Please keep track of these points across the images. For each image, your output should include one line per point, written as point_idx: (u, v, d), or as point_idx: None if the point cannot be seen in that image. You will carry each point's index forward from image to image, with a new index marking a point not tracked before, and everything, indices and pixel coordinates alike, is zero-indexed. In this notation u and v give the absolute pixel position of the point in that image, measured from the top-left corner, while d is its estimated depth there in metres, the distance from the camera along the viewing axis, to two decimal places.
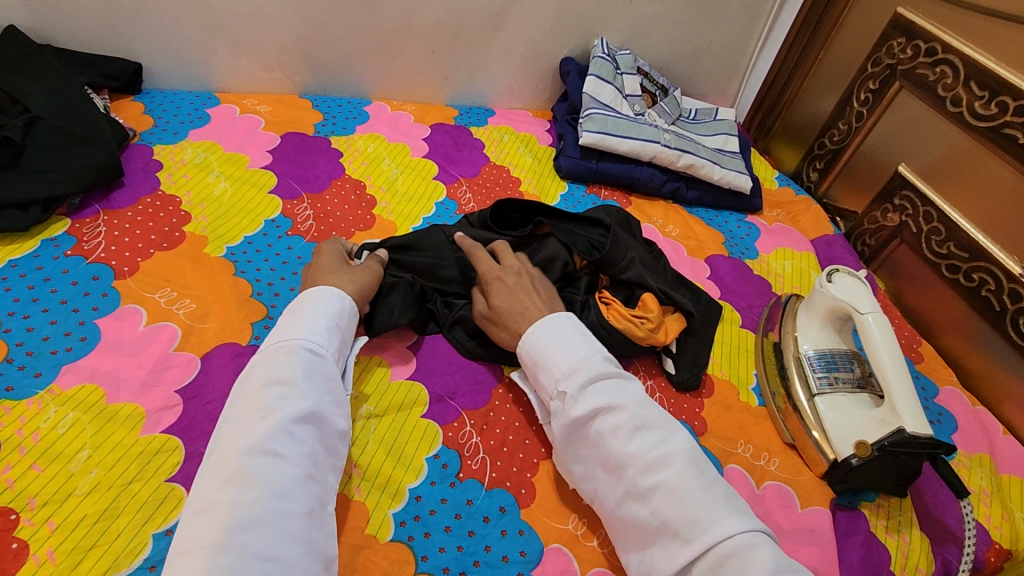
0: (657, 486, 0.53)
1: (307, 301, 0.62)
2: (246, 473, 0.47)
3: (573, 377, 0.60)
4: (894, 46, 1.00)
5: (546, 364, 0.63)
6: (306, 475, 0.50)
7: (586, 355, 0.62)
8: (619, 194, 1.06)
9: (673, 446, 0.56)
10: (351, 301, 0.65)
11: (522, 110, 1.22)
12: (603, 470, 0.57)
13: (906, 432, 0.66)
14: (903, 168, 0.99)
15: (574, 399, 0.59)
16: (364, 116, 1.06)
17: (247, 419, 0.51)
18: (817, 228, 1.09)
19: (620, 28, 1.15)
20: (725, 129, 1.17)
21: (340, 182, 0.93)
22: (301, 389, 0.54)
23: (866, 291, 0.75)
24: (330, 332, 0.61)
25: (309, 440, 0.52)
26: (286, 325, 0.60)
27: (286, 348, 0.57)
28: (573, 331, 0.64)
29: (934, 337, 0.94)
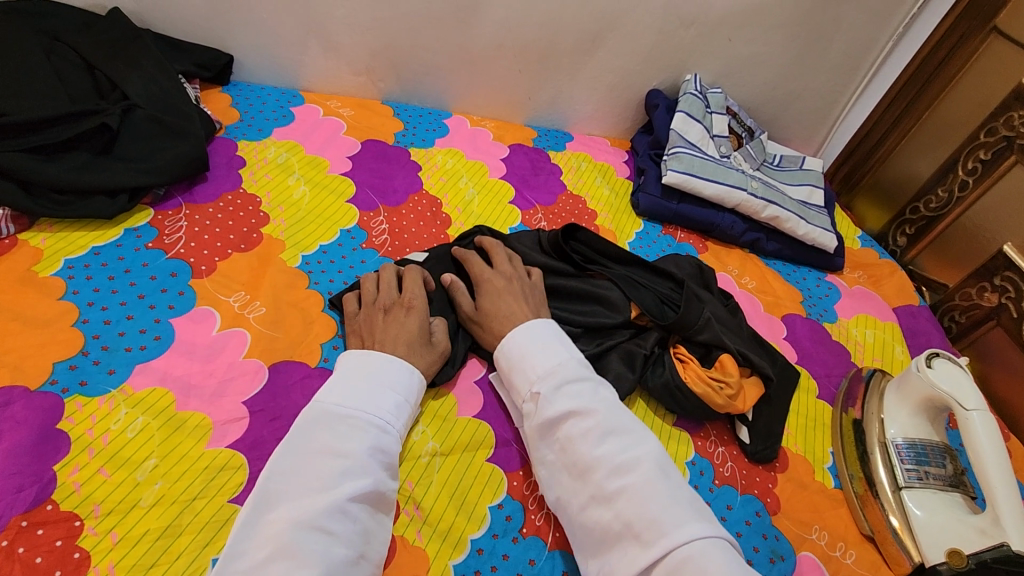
0: (622, 489, 0.52)
1: (379, 368, 0.60)
2: (296, 547, 0.46)
3: (549, 379, 0.60)
4: (1015, 118, 0.93)
5: (522, 367, 0.63)
6: (356, 555, 0.49)
7: (561, 359, 0.62)
8: (695, 238, 1.02)
9: (642, 450, 0.55)
10: (420, 376, 0.62)
11: (600, 137, 1.19)
12: (569, 475, 0.56)
13: (1010, 548, 0.60)
14: (1008, 247, 0.92)
15: (547, 400, 0.59)
16: (443, 129, 1.05)
17: (305, 488, 0.50)
18: (900, 296, 1.03)
19: (713, 65, 1.11)
20: (811, 181, 1.12)
21: (417, 197, 0.91)
22: (362, 466, 0.52)
23: (971, 382, 0.70)
24: (398, 406, 0.59)
25: (361, 519, 0.51)
26: (355, 390, 0.57)
27: (351, 419, 0.55)
28: (549, 335, 0.65)
29: (1022, 432, 0.88)
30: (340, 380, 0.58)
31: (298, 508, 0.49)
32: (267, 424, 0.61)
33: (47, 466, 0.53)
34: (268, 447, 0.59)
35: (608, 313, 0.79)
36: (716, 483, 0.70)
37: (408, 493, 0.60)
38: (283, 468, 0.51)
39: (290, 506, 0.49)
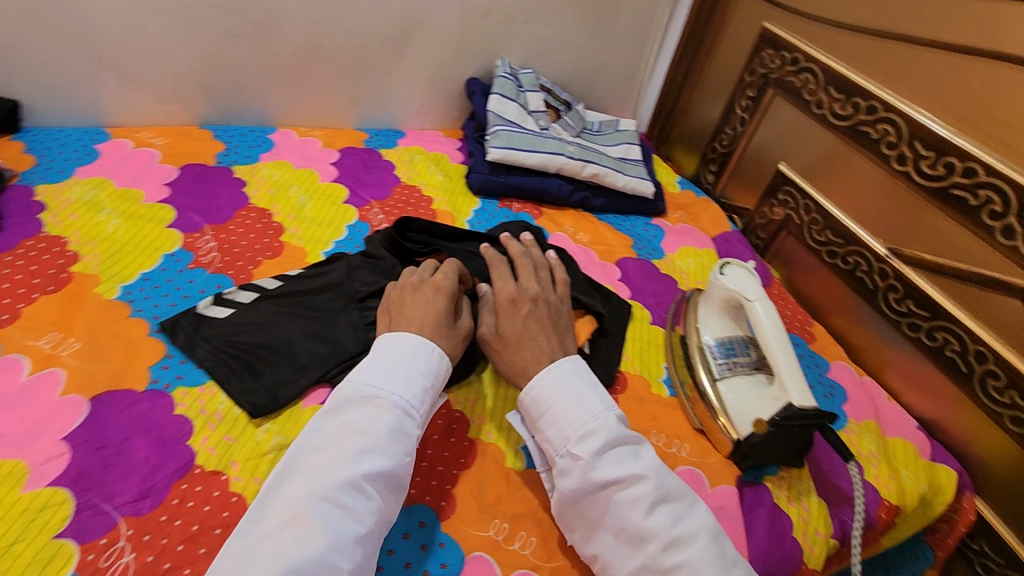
0: (678, 565, 0.54)
1: (415, 351, 0.64)
2: (308, 516, 0.51)
3: (587, 441, 0.60)
4: (765, 57, 1.09)
5: (556, 419, 0.63)
6: (365, 531, 0.53)
7: (597, 415, 0.62)
8: (530, 206, 1.10)
9: (693, 522, 0.57)
10: (448, 362, 0.66)
11: (433, 130, 1.24)
12: (619, 541, 0.57)
13: (793, 405, 0.71)
14: (783, 166, 1.07)
15: (590, 463, 0.59)
16: (268, 143, 1.05)
17: (327, 461, 0.54)
18: (716, 226, 1.17)
19: (520, 48, 1.19)
20: (627, 139, 1.24)
21: (244, 212, 0.91)
22: (381, 447, 0.56)
23: (754, 280, 0.82)
24: (425, 392, 0.62)
25: (376, 497, 0.54)
26: (394, 371, 0.61)
27: (375, 400, 0.59)
28: (585, 384, 0.65)
29: (825, 318, 1.04)
30: (377, 362, 0.62)
31: (316, 478, 0.53)
32: (94, 454, 0.59)
33: None
34: (96, 476, 0.58)
35: None
36: None
37: (255, 488, 0.61)
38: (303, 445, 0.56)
39: (308, 475, 0.54)
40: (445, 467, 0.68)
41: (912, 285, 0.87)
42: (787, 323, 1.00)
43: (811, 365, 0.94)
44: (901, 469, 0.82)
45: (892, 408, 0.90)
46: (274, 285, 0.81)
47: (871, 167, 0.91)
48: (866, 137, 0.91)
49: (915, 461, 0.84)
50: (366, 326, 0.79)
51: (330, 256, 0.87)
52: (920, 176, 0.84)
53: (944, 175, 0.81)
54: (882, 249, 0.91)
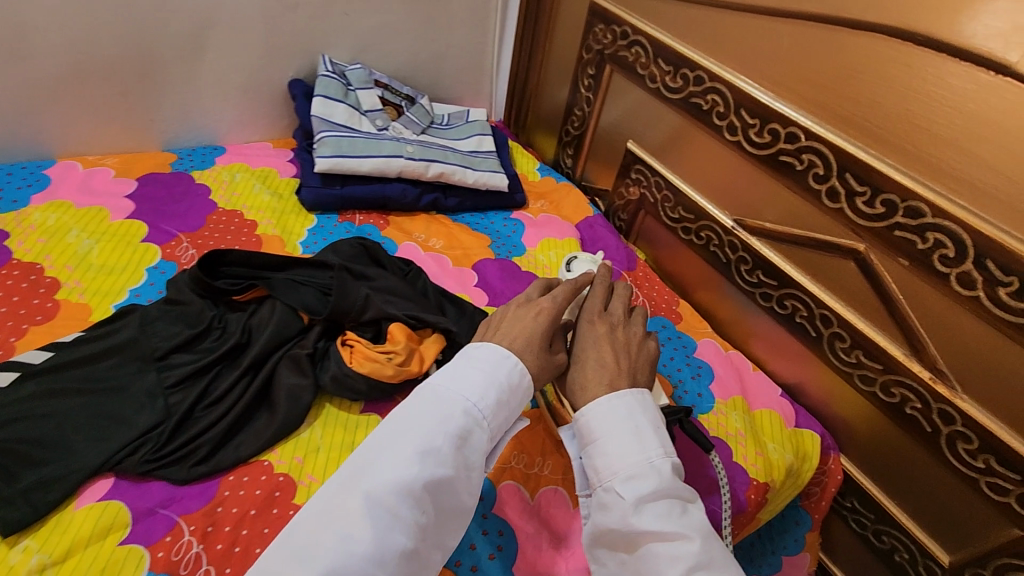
0: None
1: (484, 353, 0.57)
2: (364, 517, 0.46)
3: (636, 483, 0.51)
4: (597, 32, 1.05)
5: (601, 451, 0.54)
6: (412, 549, 0.47)
7: (649, 455, 0.53)
8: (375, 216, 1.00)
9: None
10: (529, 381, 0.58)
11: (261, 142, 1.11)
12: None
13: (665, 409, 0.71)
14: (632, 145, 1.04)
15: (634, 507, 0.50)
16: (44, 181, 0.89)
17: (396, 460, 0.49)
18: (579, 212, 1.12)
19: (344, 42, 1.08)
20: (477, 130, 1.16)
21: (6, 270, 0.76)
22: (446, 454, 0.50)
23: None
24: (499, 399, 0.55)
25: (427, 511, 0.48)
26: (471, 372, 0.55)
27: (442, 399, 0.53)
28: (642, 420, 0.55)
29: (691, 294, 1.02)
30: (453, 367, 0.56)
31: (368, 477, 0.48)
32: None
33: None
34: None
35: (276, 326, 0.74)
36: None
37: None
38: (388, 438, 0.51)
39: (365, 472, 0.49)
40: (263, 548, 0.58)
41: (759, 255, 0.86)
42: (653, 306, 0.98)
43: (678, 348, 0.92)
44: (768, 443, 0.82)
45: (759, 379, 0.90)
46: (39, 359, 0.66)
47: (708, 139, 0.89)
48: (698, 110, 0.89)
49: (781, 431, 0.83)
50: (163, 392, 0.67)
51: (119, 308, 0.74)
52: (750, 145, 0.82)
53: (770, 142, 0.79)
54: (729, 222, 0.90)
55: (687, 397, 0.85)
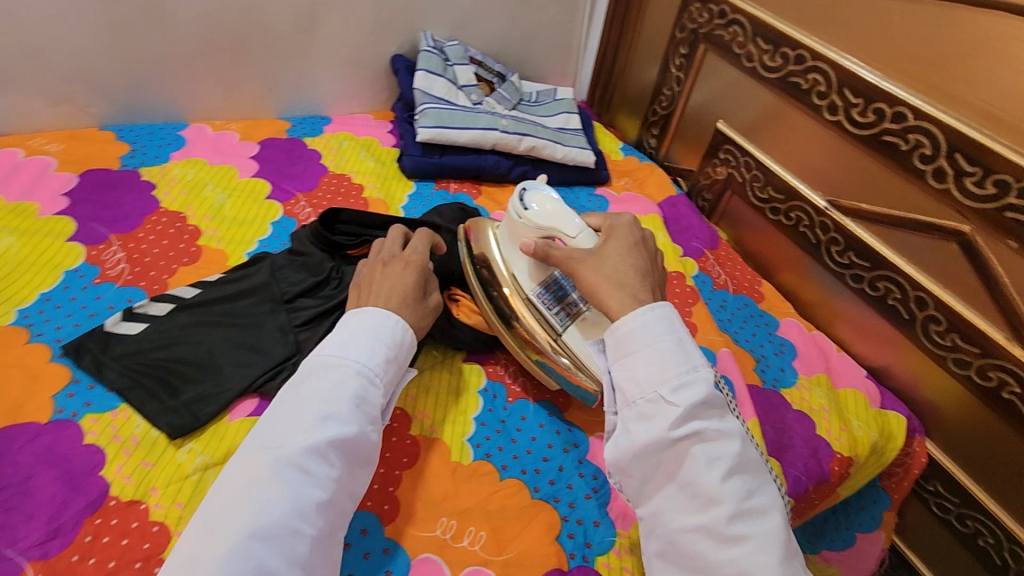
0: (750, 533, 0.48)
1: (360, 318, 0.60)
2: (275, 479, 0.48)
3: (682, 391, 0.53)
4: (693, 11, 1.06)
5: (648, 360, 0.55)
6: (330, 499, 0.50)
7: (697, 366, 0.54)
8: (468, 186, 1.06)
9: (765, 497, 0.51)
10: (412, 334, 0.63)
11: (363, 114, 1.18)
12: (686, 502, 0.51)
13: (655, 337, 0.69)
14: (721, 125, 1.05)
15: (682, 415, 0.52)
16: (179, 141, 0.98)
17: (302, 425, 0.52)
18: (662, 192, 1.15)
19: (443, 19, 1.13)
20: (565, 108, 1.20)
21: (156, 217, 0.84)
22: (347, 413, 0.53)
23: (564, 208, 0.72)
24: (387, 359, 0.59)
25: (340, 465, 0.52)
26: (354, 338, 0.59)
27: (341, 366, 0.56)
28: (687, 333, 0.57)
29: (774, 276, 1.04)
30: (337, 334, 0.59)
31: (282, 443, 0.51)
32: None
33: None
34: None
35: None
36: (510, 400, 0.75)
37: (178, 515, 0.57)
38: (289, 409, 0.53)
39: (265, 446, 0.51)
40: (387, 469, 0.65)
41: (852, 236, 0.87)
42: (735, 285, 1.00)
43: (760, 325, 0.94)
44: (852, 420, 0.83)
45: (843, 359, 0.91)
46: (191, 294, 0.75)
47: (805, 119, 0.90)
48: (797, 89, 0.89)
49: (866, 411, 0.84)
50: (293, 329, 0.74)
51: (252, 256, 0.82)
52: (851, 125, 0.83)
53: (875, 122, 0.80)
54: (822, 202, 0.90)
55: (771, 371, 0.87)
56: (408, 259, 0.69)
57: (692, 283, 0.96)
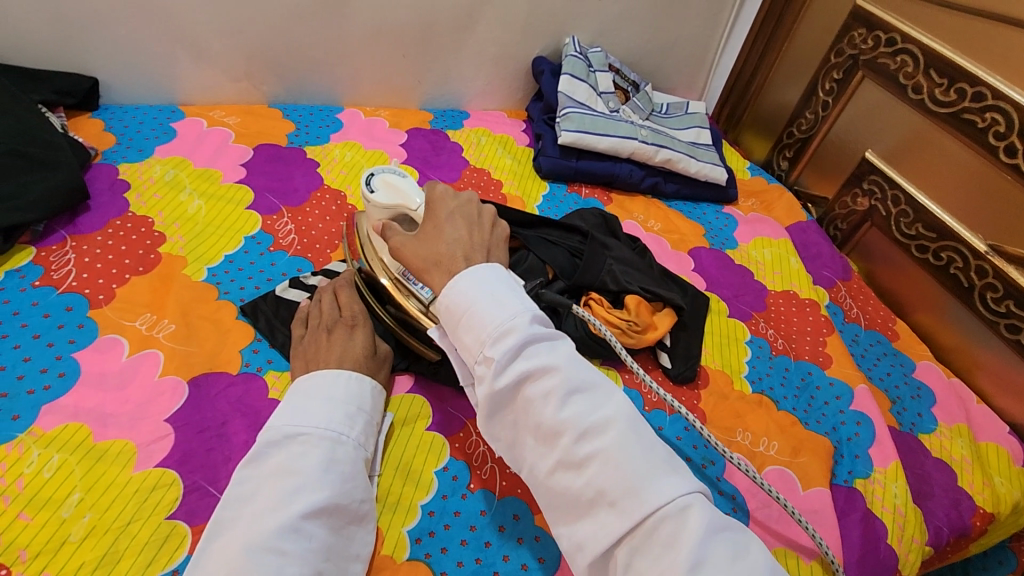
0: (594, 454, 0.44)
1: (322, 383, 0.58)
2: (249, 569, 0.43)
3: (502, 340, 0.48)
4: (856, 37, 1.05)
5: (470, 322, 0.50)
6: (313, 574, 0.46)
7: (516, 313, 0.50)
8: (599, 192, 1.07)
9: (609, 409, 0.46)
10: (370, 382, 0.62)
11: (497, 111, 1.22)
12: (536, 443, 0.47)
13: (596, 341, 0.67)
14: (870, 154, 1.04)
15: (501, 364, 0.47)
16: (337, 124, 1.04)
17: (259, 511, 0.47)
18: (791, 216, 1.12)
19: (589, 25, 1.15)
20: (697, 122, 1.19)
21: (320, 194, 0.90)
22: (317, 480, 0.50)
23: (405, 180, 0.72)
24: (350, 416, 0.57)
25: (319, 535, 0.48)
26: (311, 406, 0.56)
27: (301, 437, 0.53)
28: (499, 284, 0.52)
29: (908, 315, 1.00)
30: (288, 402, 0.56)
31: (251, 528, 0.46)
32: (194, 436, 0.60)
33: None
34: (199, 459, 0.59)
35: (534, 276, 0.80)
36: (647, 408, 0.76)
37: None
38: (242, 494, 0.50)
39: (239, 532, 0.46)
40: None
41: (1014, 285, 0.83)
42: (868, 320, 0.97)
43: (895, 365, 0.91)
44: (996, 476, 0.79)
45: (985, 412, 0.87)
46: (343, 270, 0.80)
47: (974, 158, 0.87)
48: (971, 126, 0.86)
49: (1009, 467, 0.80)
50: None
51: None
52: None
53: None
54: (982, 246, 0.87)
55: (907, 414, 0.84)
56: (352, 321, 0.68)
57: (825, 313, 0.94)
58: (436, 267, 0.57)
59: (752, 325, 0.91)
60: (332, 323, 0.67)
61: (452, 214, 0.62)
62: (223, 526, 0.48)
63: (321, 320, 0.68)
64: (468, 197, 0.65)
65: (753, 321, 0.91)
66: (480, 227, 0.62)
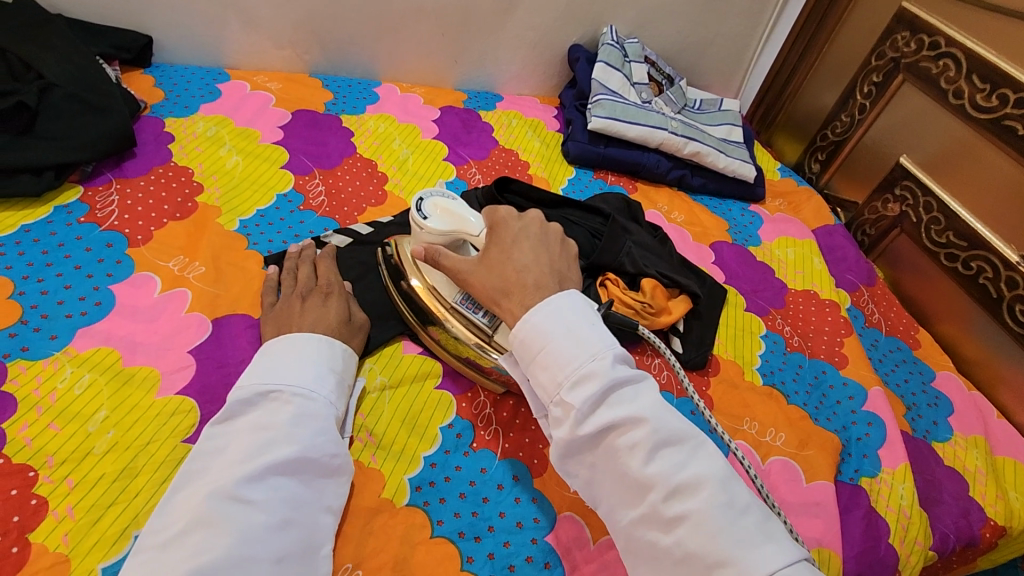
0: (683, 515, 0.44)
1: (296, 343, 0.58)
2: (212, 516, 0.44)
3: (580, 386, 0.49)
4: (898, 40, 1.04)
5: (548, 363, 0.51)
6: (280, 523, 0.47)
7: (595, 355, 0.50)
8: (625, 180, 1.08)
9: (698, 466, 0.46)
10: (343, 344, 0.62)
11: (530, 97, 1.23)
12: (618, 490, 0.48)
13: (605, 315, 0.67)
14: (904, 159, 1.02)
15: (581, 413, 0.48)
16: (374, 97, 1.07)
17: (225, 463, 0.48)
18: (818, 219, 1.11)
19: (628, 16, 1.15)
20: (730, 120, 1.19)
21: (352, 160, 0.93)
22: (285, 435, 0.50)
23: (456, 206, 0.66)
24: (324, 375, 0.57)
25: (286, 488, 0.49)
26: (280, 364, 0.56)
27: (273, 395, 0.53)
28: (576, 321, 0.52)
29: (931, 325, 0.98)
30: (261, 360, 0.56)
31: (217, 478, 0.47)
32: (215, 370, 0.63)
33: None
34: (217, 392, 0.62)
35: None
36: None
37: (360, 423, 0.63)
38: (212, 446, 0.50)
39: (205, 481, 0.47)
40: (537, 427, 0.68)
41: None
42: (889, 327, 0.95)
43: (914, 372, 0.89)
44: (1009, 490, 0.77)
45: (1004, 427, 0.85)
46: (366, 233, 0.82)
47: (1012, 166, 0.85)
48: (1011, 133, 0.84)
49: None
50: None
51: None
52: None
53: None
54: (1014, 256, 0.85)
55: (922, 421, 0.82)
56: (327, 290, 0.67)
57: (845, 315, 0.93)
58: (504, 297, 0.57)
59: (768, 320, 0.90)
60: (308, 290, 0.67)
61: (517, 236, 0.62)
62: (191, 476, 0.48)
63: (296, 287, 0.68)
64: (531, 215, 0.65)
65: (770, 316, 0.91)
66: (551, 248, 0.63)
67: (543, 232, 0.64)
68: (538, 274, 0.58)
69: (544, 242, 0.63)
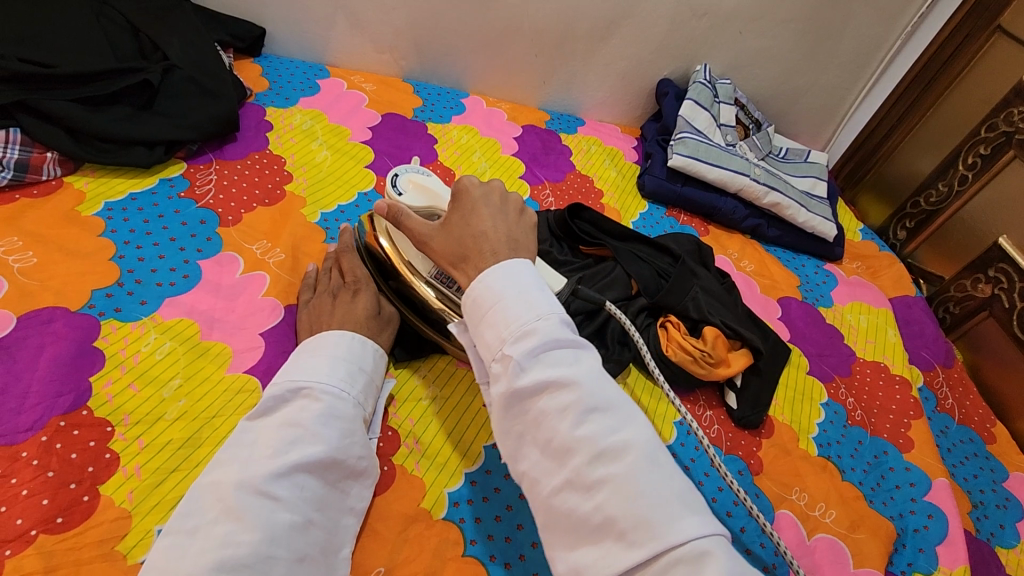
0: (606, 479, 0.42)
1: (331, 341, 0.60)
2: (241, 509, 0.46)
3: (523, 341, 0.47)
4: (1014, 114, 0.99)
5: (495, 319, 0.50)
6: (304, 521, 0.49)
7: (543, 317, 0.49)
8: (697, 222, 1.06)
9: (629, 433, 0.44)
10: (377, 346, 0.64)
11: (611, 124, 1.23)
12: (542, 453, 0.45)
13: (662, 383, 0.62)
14: (1003, 240, 0.98)
15: (519, 365, 0.46)
16: (461, 107, 1.09)
17: (255, 456, 0.50)
18: (897, 288, 1.06)
19: (723, 56, 1.14)
20: (815, 172, 1.15)
21: (432, 167, 0.96)
22: (313, 434, 0.52)
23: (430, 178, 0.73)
24: (352, 375, 0.59)
25: (312, 486, 0.51)
26: (315, 362, 0.58)
27: (305, 392, 0.55)
28: (528, 283, 0.51)
29: (1010, 420, 0.92)
30: (296, 357, 0.59)
31: (246, 469, 0.49)
32: (280, 355, 0.66)
33: (84, 377, 0.58)
34: None
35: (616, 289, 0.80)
36: (702, 442, 0.74)
37: (408, 429, 0.65)
38: (239, 438, 0.52)
39: (235, 471, 0.49)
40: None
41: None
42: (963, 415, 0.90)
43: (984, 468, 0.83)
44: None
45: None
46: None
47: None
48: None
49: None
50: None
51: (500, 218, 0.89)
52: None
53: None
54: None
55: (989, 523, 0.77)
56: (356, 285, 0.69)
57: (915, 395, 0.88)
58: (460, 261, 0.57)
59: (831, 388, 0.86)
60: (338, 288, 0.70)
61: (475, 204, 0.60)
62: (220, 464, 0.50)
63: (326, 286, 0.70)
64: (492, 184, 0.63)
65: (833, 384, 0.87)
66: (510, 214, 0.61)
67: (503, 202, 0.61)
68: (493, 236, 0.57)
69: (503, 210, 0.60)
